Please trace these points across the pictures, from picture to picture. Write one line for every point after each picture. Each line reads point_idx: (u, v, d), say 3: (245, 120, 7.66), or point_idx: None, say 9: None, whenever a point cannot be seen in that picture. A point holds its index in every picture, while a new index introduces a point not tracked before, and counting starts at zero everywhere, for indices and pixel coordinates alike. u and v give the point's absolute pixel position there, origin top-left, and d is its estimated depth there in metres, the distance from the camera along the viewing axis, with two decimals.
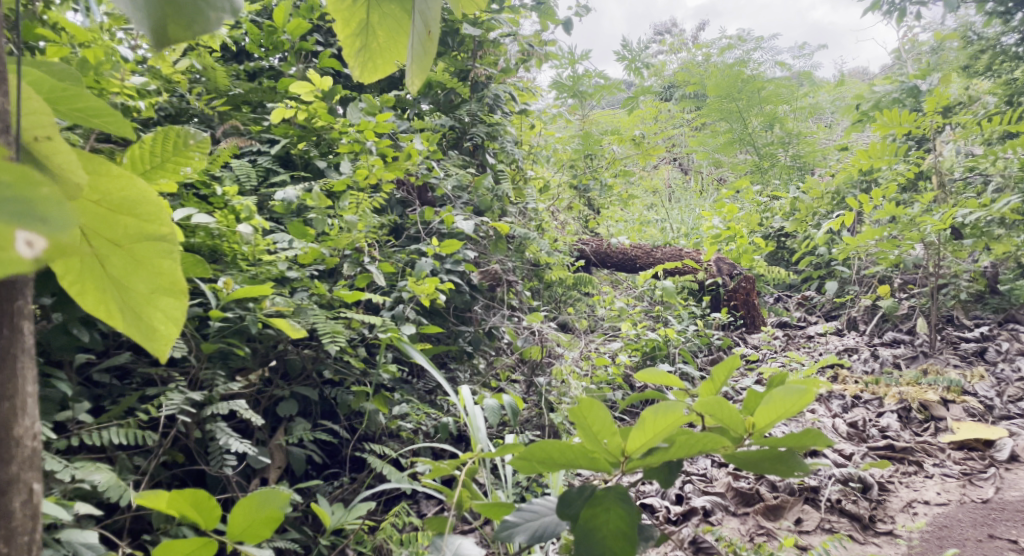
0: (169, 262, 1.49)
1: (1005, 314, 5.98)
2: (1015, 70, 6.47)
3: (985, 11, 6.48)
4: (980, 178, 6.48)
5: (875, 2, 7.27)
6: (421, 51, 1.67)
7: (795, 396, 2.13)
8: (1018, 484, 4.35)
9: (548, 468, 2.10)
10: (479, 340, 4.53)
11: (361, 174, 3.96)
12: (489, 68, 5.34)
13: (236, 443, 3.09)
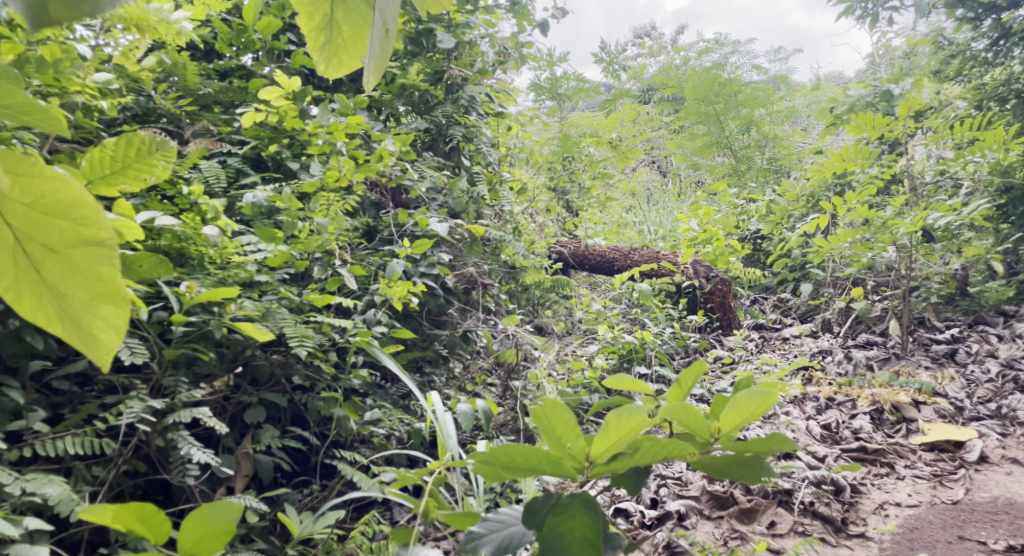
0: (103, 266, 1.70)
1: (975, 317, 6.02)
2: (984, 75, 6.54)
3: (956, 16, 6.59)
4: (951, 182, 6.53)
5: (849, 6, 7.30)
6: (379, 47, 1.88)
7: (758, 398, 2.36)
8: (987, 485, 4.38)
9: (513, 473, 2.26)
10: (454, 343, 4.50)
11: (333, 176, 3.92)
12: (465, 68, 5.30)
13: (198, 453, 3.06)
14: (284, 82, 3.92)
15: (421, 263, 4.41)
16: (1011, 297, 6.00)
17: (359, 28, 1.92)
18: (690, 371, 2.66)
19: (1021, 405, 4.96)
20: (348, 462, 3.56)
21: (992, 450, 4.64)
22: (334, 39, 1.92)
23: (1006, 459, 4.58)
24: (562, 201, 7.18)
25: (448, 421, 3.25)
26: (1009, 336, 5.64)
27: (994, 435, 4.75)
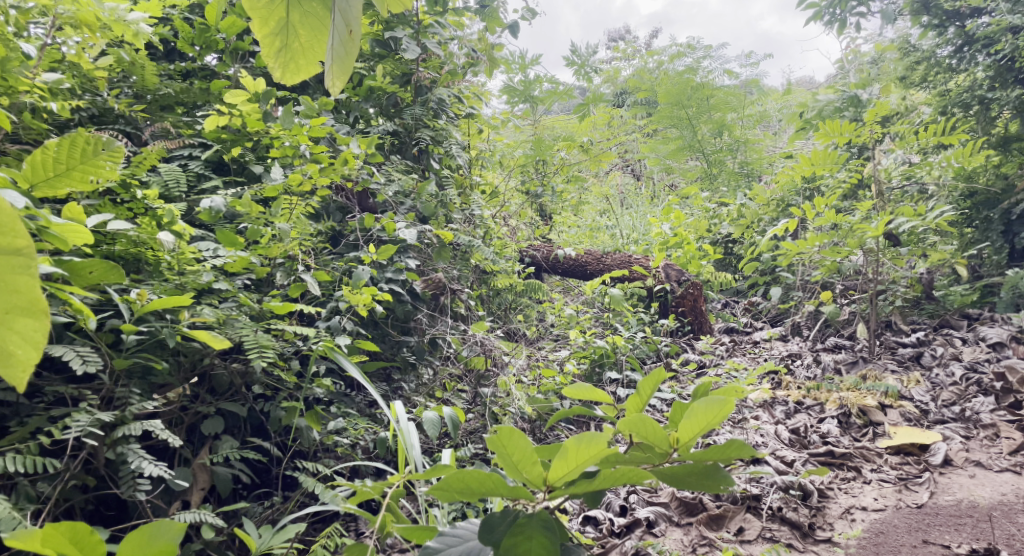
0: (20, 281, 2.05)
1: (940, 320, 6.05)
2: (948, 82, 6.59)
3: (920, 23, 6.60)
4: (916, 187, 6.58)
5: (817, 11, 7.34)
6: (344, 48, 2.27)
7: (715, 407, 2.45)
8: (951, 488, 4.43)
9: (468, 496, 2.44)
10: (423, 349, 4.44)
11: (295, 180, 3.86)
12: (433, 71, 5.24)
13: (150, 466, 3.05)
14: (250, 84, 3.97)
15: (388, 267, 4.35)
16: (976, 300, 6.04)
17: (315, 35, 2.30)
18: (649, 380, 2.74)
19: (984, 408, 4.99)
20: (310, 472, 3.50)
21: (955, 453, 4.67)
22: (293, 48, 2.30)
23: (970, 462, 4.60)
24: (535, 205, 7.14)
25: (410, 431, 3.23)
26: (973, 340, 5.66)
27: (958, 438, 4.78)
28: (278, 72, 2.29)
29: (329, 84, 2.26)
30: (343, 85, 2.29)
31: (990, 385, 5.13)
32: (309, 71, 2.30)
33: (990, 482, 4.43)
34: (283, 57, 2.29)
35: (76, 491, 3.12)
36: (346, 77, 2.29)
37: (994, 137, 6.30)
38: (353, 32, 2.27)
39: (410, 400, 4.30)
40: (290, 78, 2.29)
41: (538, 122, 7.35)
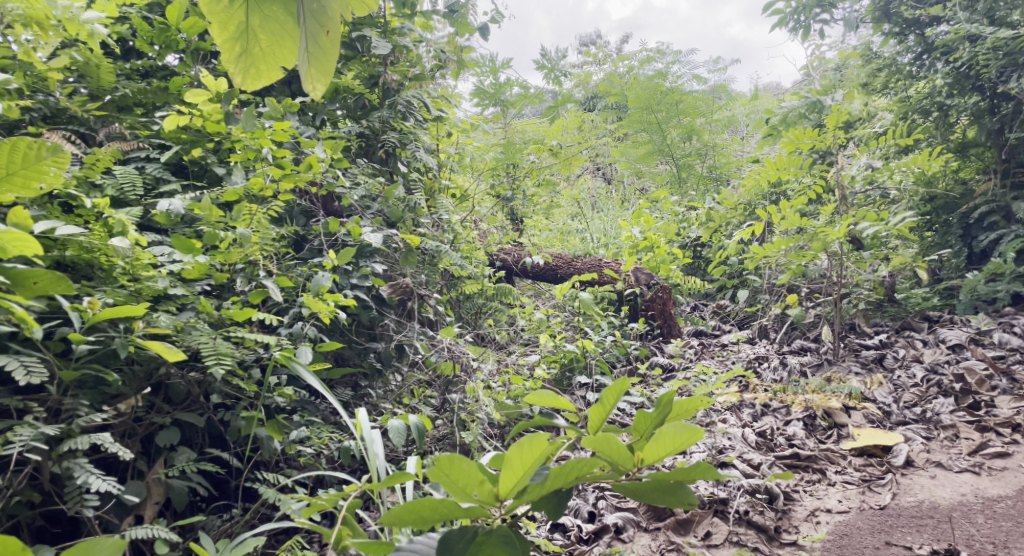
0: None
1: (901, 322, 6.07)
2: (909, 89, 6.70)
3: (881, 31, 6.75)
4: (879, 192, 6.61)
5: (782, 18, 7.41)
6: (323, 48, 2.27)
7: (684, 431, 2.55)
8: (912, 489, 4.45)
9: (420, 524, 2.45)
10: (389, 356, 4.41)
11: (256, 184, 3.79)
12: (400, 73, 5.17)
13: (96, 482, 2.98)
14: (211, 84, 3.86)
15: (353, 272, 4.28)
16: (936, 303, 6.11)
17: (277, 39, 2.30)
18: (609, 389, 2.70)
19: (945, 409, 5.02)
20: (271, 484, 3.44)
21: (917, 454, 4.69)
22: (253, 54, 2.30)
23: (931, 462, 4.63)
24: (506, 209, 7.10)
25: (376, 440, 3.17)
26: (934, 342, 5.70)
27: (919, 439, 4.80)
28: (238, 78, 2.30)
29: (307, 87, 2.27)
30: (322, 88, 2.30)
31: (950, 386, 5.17)
32: (270, 77, 2.30)
33: (950, 483, 4.47)
34: (244, 62, 2.30)
35: (23, 506, 3.06)
36: (325, 79, 2.29)
37: (952, 142, 6.46)
38: (330, 33, 2.27)
39: (376, 406, 4.24)
40: (250, 84, 2.30)
41: (508, 125, 7.28)
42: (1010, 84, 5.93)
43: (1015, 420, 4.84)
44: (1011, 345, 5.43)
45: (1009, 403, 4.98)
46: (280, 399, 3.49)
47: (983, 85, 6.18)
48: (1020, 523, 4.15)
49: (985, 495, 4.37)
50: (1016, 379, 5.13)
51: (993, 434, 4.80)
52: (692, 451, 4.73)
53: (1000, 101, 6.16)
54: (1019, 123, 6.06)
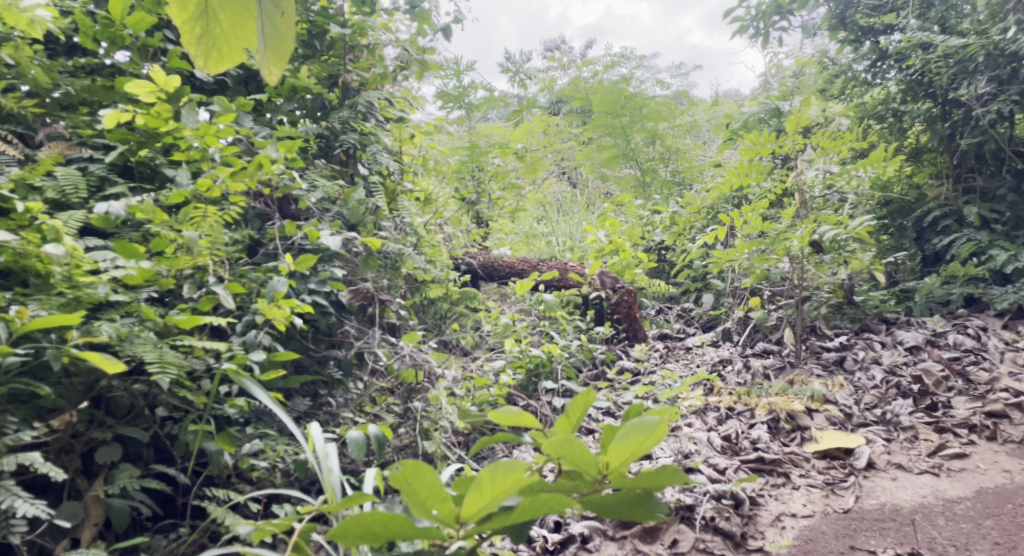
0: None
1: (861, 324, 6.07)
2: (864, 95, 6.82)
3: (837, 39, 6.84)
4: (837, 196, 6.60)
5: (742, 25, 7.49)
6: (277, 31, 2.15)
7: (649, 428, 2.41)
8: (875, 492, 4.41)
9: (371, 541, 2.38)
10: (351, 363, 4.28)
11: (204, 187, 3.65)
12: (361, 73, 5.04)
13: (25, 505, 2.84)
14: (161, 79, 3.65)
15: (311, 276, 4.14)
16: (894, 305, 6.14)
17: (238, 20, 2.17)
18: (578, 401, 2.69)
19: (904, 410, 5.00)
20: (220, 500, 3.29)
21: (878, 456, 4.66)
22: (215, 34, 2.16)
23: (892, 464, 4.61)
24: (471, 212, 7.01)
25: (333, 455, 3.09)
26: (892, 343, 5.72)
27: (880, 441, 4.77)
28: (200, 60, 2.16)
29: (262, 72, 2.15)
30: (279, 73, 2.18)
31: (909, 388, 5.18)
32: (233, 60, 2.17)
33: (911, 485, 4.44)
34: (205, 43, 2.16)
35: None
36: (282, 63, 2.17)
37: (907, 148, 6.63)
38: (285, 15, 2.16)
39: (335, 415, 4.10)
40: (213, 67, 2.16)
41: (472, 128, 7.19)
42: (961, 90, 6.10)
43: (972, 420, 4.88)
44: (965, 347, 5.51)
45: (965, 404, 5.02)
46: (230, 411, 3.35)
47: (935, 92, 6.35)
48: (980, 525, 4.12)
49: (945, 496, 4.35)
50: (971, 380, 5.18)
51: (950, 435, 4.81)
52: (658, 456, 4.66)
53: (951, 108, 6.32)
54: (970, 129, 6.22)
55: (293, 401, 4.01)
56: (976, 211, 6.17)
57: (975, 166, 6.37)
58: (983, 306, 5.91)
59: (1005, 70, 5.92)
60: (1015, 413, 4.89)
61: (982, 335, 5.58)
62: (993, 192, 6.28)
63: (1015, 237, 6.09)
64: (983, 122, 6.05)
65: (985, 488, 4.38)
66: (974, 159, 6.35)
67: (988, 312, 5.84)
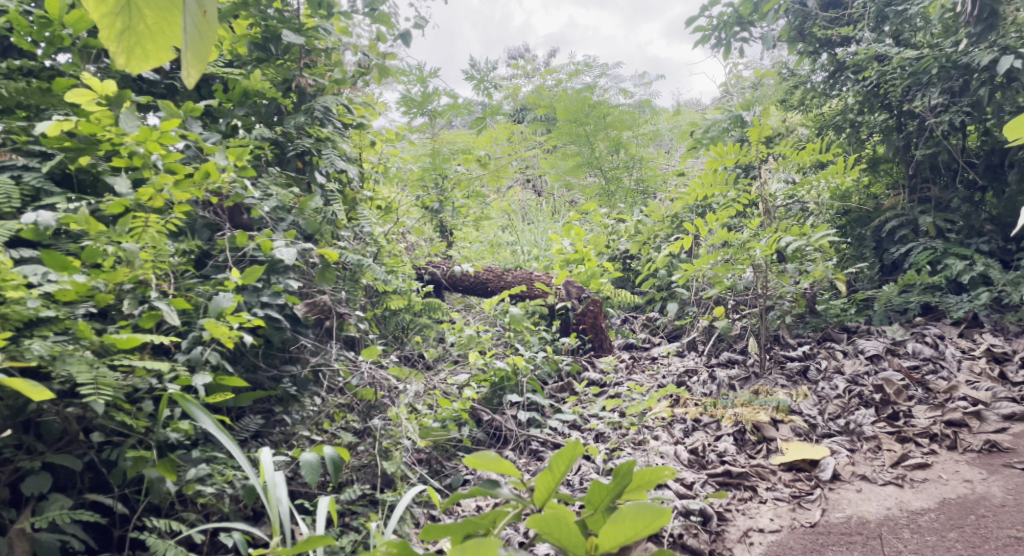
0: None
1: (823, 333, 6.00)
2: (823, 106, 6.82)
3: (796, 50, 6.90)
4: (799, 206, 6.57)
5: (703, 36, 7.45)
6: (199, 30, 2.16)
7: (649, 516, 2.57)
8: (840, 504, 4.33)
9: None
10: (307, 381, 4.09)
11: (145, 196, 3.50)
12: (316, 78, 4.86)
13: None
14: (97, 86, 3.54)
15: (264, 288, 3.96)
16: (855, 314, 6.09)
17: (163, 17, 2.17)
18: (561, 456, 2.74)
19: (867, 420, 4.93)
20: (163, 531, 3.12)
21: (843, 467, 4.59)
22: (137, 31, 2.17)
23: (856, 475, 4.53)
24: (434, 221, 6.83)
25: (280, 482, 3.05)
26: (853, 352, 5.66)
27: (844, 452, 4.70)
28: (121, 57, 2.16)
29: (182, 71, 2.13)
30: (199, 75, 2.17)
31: (871, 397, 5.11)
32: (158, 57, 2.17)
33: (876, 497, 4.37)
34: (127, 39, 2.17)
35: None
36: (202, 65, 2.16)
37: (863, 158, 6.60)
38: (207, 15, 2.17)
39: (289, 434, 3.92)
40: (135, 63, 2.17)
41: (436, 136, 7.02)
42: (914, 102, 6.10)
43: (932, 429, 4.81)
44: (924, 355, 5.46)
45: (925, 413, 4.96)
46: (174, 434, 3.20)
47: (890, 103, 6.31)
48: (944, 537, 4.05)
49: (909, 507, 4.27)
50: (930, 388, 5.14)
51: (912, 444, 4.74)
52: None
53: (906, 119, 6.30)
54: (924, 140, 6.20)
55: (244, 421, 3.81)
56: (931, 220, 6.14)
57: (930, 177, 6.33)
58: (939, 314, 5.89)
59: (956, 82, 5.88)
60: (974, 422, 4.86)
61: (939, 343, 5.55)
62: (947, 203, 6.26)
63: (970, 245, 6.08)
64: (936, 133, 6.05)
65: (947, 499, 4.30)
66: (928, 170, 6.31)
67: (944, 320, 5.82)
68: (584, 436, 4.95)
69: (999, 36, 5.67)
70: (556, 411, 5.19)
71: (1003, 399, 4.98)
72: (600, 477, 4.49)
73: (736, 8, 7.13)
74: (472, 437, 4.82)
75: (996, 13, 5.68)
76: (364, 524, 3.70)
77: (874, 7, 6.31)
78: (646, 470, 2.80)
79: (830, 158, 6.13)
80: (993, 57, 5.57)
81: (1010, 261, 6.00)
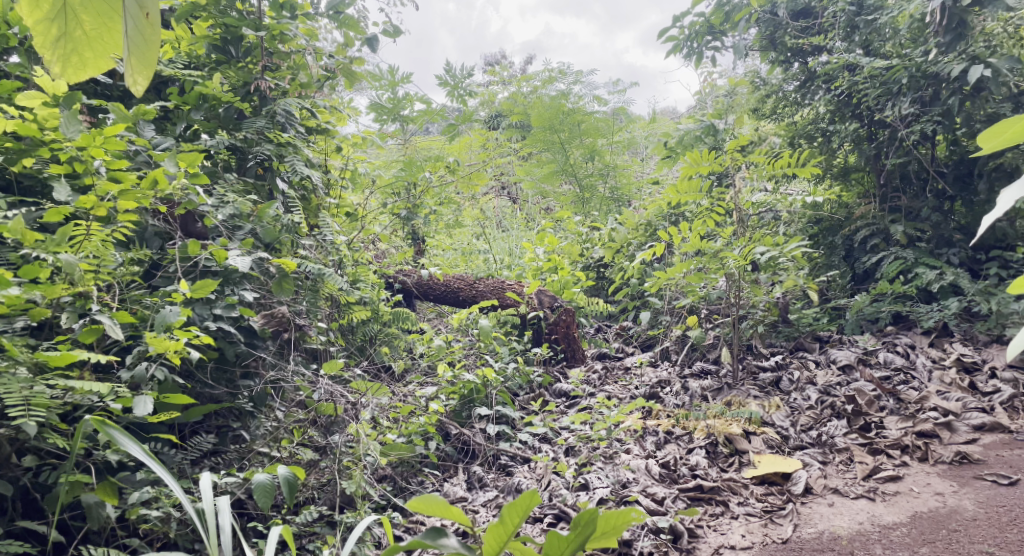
0: None
1: (796, 343, 5.94)
2: (795, 115, 6.78)
3: (768, 59, 6.88)
4: (772, 215, 6.52)
5: (675, 44, 7.39)
6: (142, 35, 2.04)
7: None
8: (812, 519, 4.24)
9: None
10: (264, 396, 3.96)
11: (84, 204, 3.39)
12: (278, 81, 4.72)
13: None
14: (48, 86, 3.53)
15: (218, 301, 3.84)
16: (827, 323, 6.03)
17: (103, 21, 2.06)
18: (514, 504, 2.89)
19: (839, 432, 4.86)
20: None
21: (815, 481, 4.50)
22: (75, 38, 2.06)
23: (828, 489, 4.45)
24: (406, 228, 6.68)
25: (224, 511, 2.98)
26: (825, 362, 5.59)
27: (816, 464, 4.62)
28: (58, 66, 2.06)
29: (126, 80, 2.03)
30: (146, 82, 2.06)
31: (843, 408, 5.04)
32: (97, 67, 2.07)
33: (848, 511, 4.28)
34: (63, 47, 2.06)
35: None
36: (148, 71, 2.05)
37: (835, 168, 6.56)
38: (150, 16, 2.03)
39: (246, 450, 3.78)
40: (73, 74, 2.06)
41: (408, 141, 6.89)
42: (885, 112, 6.06)
43: (904, 441, 4.75)
44: (896, 365, 5.41)
45: (897, 424, 4.90)
46: (114, 455, 3.13)
47: (861, 112, 6.26)
48: (916, 552, 3.98)
49: (881, 522, 4.19)
50: (902, 399, 5.08)
51: (884, 456, 4.67)
52: (594, 487, 4.40)
53: (877, 128, 6.26)
54: (895, 149, 6.17)
55: (196, 439, 3.66)
56: (902, 230, 6.10)
57: (899, 187, 6.30)
58: (910, 323, 5.84)
59: (927, 92, 5.86)
60: (945, 432, 4.81)
61: (910, 353, 5.51)
62: (917, 212, 6.22)
63: (940, 254, 6.05)
64: (907, 143, 6.01)
65: (919, 513, 4.23)
66: (898, 179, 6.28)
67: (914, 329, 5.77)
68: (554, 450, 4.82)
69: (968, 46, 5.64)
70: (526, 424, 5.08)
71: (973, 409, 4.94)
72: (569, 493, 4.37)
73: (707, 18, 7.11)
74: (439, 451, 4.69)
75: (965, 23, 5.65)
76: (321, 547, 3.59)
77: (845, 17, 6.27)
78: (611, 513, 3.03)
79: (803, 167, 6.07)
80: (963, 67, 5.54)
81: (979, 271, 5.98)
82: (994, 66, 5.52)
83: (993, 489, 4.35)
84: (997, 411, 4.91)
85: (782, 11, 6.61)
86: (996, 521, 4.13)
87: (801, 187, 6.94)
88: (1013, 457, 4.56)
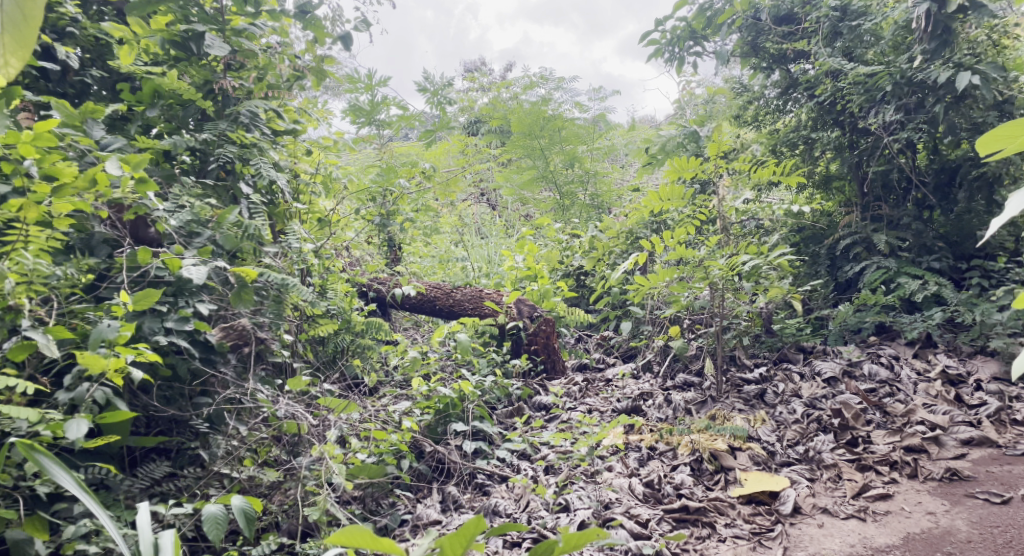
0: None
1: (779, 354, 5.72)
2: (776, 122, 6.58)
3: (749, 66, 6.64)
4: (754, 224, 6.32)
5: (657, 50, 7.16)
6: (23, 14, 1.99)
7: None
8: (802, 542, 4.01)
9: None
10: (220, 415, 3.73)
11: (13, 206, 3.21)
12: (240, 81, 4.46)
13: None
14: None
15: (170, 312, 3.62)
16: (811, 334, 5.80)
17: None
18: (459, 532, 2.72)
19: (826, 447, 4.63)
20: None
21: (804, 500, 4.27)
22: None
23: (817, 508, 4.22)
24: (382, 234, 6.30)
25: (167, 545, 2.92)
26: (810, 374, 5.35)
27: (804, 482, 4.39)
28: None
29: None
30: (21, 64, 1.99)
31: (829, 422, 4.82)
32: None
33: (839, 533, 4.05)
34: None
35: None
36: (23, 53, 1.99)
37: (818, 176, 6.35)
38: None
39: (203, 474, 3.53)
40: None
41: (385, 147, 6.70)
42: (870, 119, 5.87)
43: (892, 456, 4.53)
44: (880, 378, 5.19)
45: (884, 438, 4.68)
46: (44, 487, 3.01)
47: (844, 119, 6.10)
48: None
49: (874, 544, 3.97)
50: (888, 412, 4.87)
51: (873, 473, 4.45)
52: (576, 508, 4.15)
53: (859, 136, 6.08)
54: (876, 157, 5.98)
55: (149, 466, 3.44)
56: (885, 238, 5.87)
57: (881, 196, 6.10)
58: (893, 334, 5.63)
59: (911, 99, 5.69)
60: (933, 447, 4.60)
61: (894, 364, 5.29)
62: (898, 221, 6.02)
63: (921, 263, 5.86)
64: (891, 150, 5.85)
65: (912, 534, 4.01)
66: (881, 188, 6.07)
67: (898, 340, 5.57)
68: (533, 468, 4.55)
69: (952, 53, 5.49)
70: (503, 440, 4.82)
71: (960, 423, 4.74)
72: (549, 514, 4.12)
73: (688, 23, 6.81)
74: (412, 471, 4.42)
75: (950, 29, 5.48)
76: None
77: (828, 22, 6.06)
78: (572, 534, 2.86)
79: (791, 174, 5.83)
80: (950, 74, 5.41)
81: (961, 280, 5.81)
82: (981, 72, 5.38)
83: (986, 508, 4.15)
84: (985, 425, 4.72)
85: (765, 17, 6.40)
86: (992, 542, 3.92)
87: (784, 194, 6.70)
88: (1003, 474, 4.36)
